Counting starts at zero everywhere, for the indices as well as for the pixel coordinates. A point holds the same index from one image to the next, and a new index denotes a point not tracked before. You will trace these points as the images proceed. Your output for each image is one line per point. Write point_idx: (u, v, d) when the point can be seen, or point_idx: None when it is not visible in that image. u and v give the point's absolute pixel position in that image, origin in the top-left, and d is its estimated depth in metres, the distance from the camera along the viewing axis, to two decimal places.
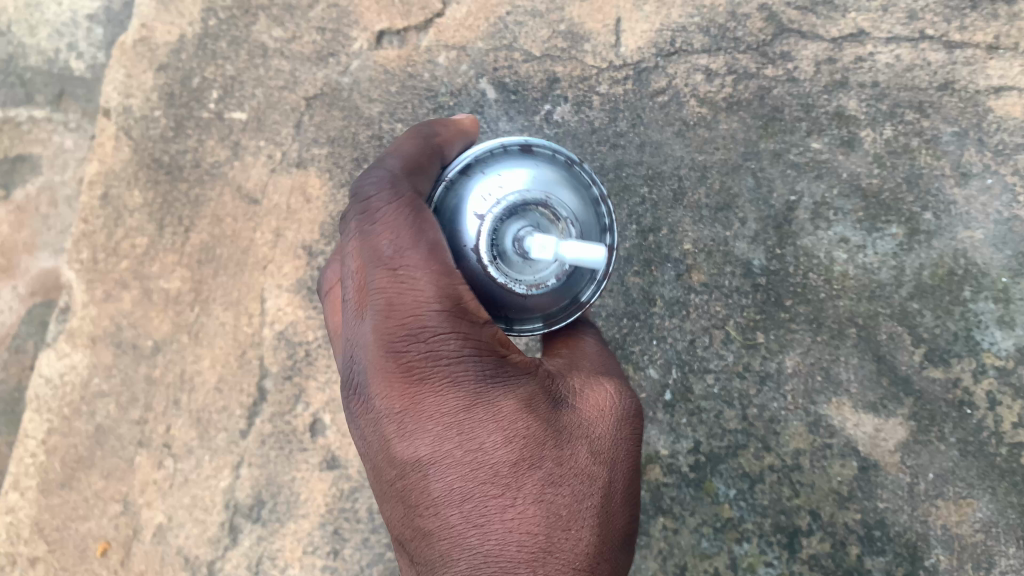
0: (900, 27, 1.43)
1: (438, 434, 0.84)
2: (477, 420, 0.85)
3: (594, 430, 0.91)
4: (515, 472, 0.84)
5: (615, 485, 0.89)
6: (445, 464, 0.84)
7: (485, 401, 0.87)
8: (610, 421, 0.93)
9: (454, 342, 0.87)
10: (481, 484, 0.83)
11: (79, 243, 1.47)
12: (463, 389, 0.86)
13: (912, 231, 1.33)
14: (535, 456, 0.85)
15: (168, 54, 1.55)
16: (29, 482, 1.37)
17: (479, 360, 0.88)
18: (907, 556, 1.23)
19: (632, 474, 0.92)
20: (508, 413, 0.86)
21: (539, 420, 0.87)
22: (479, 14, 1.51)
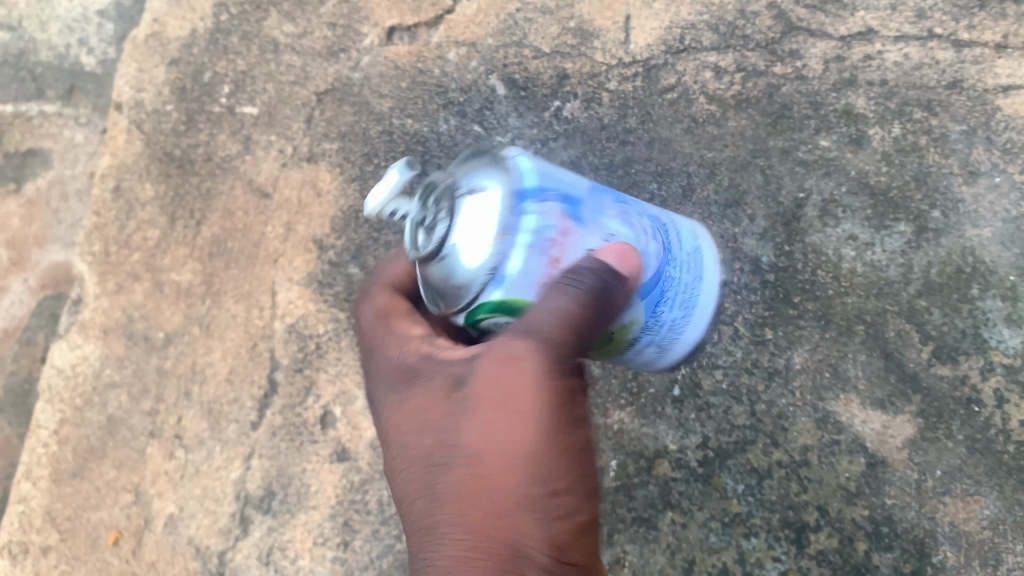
0: (908, 26, 1.45)
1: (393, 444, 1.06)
2: (408, 424, 1.03)
3: (488, 406, 0.95)
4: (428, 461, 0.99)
5: (509, 452, 0.94)
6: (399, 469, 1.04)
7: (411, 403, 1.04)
8: (502, 387, 0.95)
9: (384, 365, 1.12)
10: (414, 475, 1.01)
11: (91, 236, 1.49)
12: (389, 406, 1.07)
13: (920, 229, 1.34)
14: (441, 445, 0.98)
15: (180, 49, 1.57)
16: (42, 471, 1.38)
17: (409, 368, 1.07)
18: (914, 552, 1.21)
19: (536, 433, 0.94)
20: (425, 411, 1.02)
21: (438, 417, 0.99)
22: (489, 12, 1.53)
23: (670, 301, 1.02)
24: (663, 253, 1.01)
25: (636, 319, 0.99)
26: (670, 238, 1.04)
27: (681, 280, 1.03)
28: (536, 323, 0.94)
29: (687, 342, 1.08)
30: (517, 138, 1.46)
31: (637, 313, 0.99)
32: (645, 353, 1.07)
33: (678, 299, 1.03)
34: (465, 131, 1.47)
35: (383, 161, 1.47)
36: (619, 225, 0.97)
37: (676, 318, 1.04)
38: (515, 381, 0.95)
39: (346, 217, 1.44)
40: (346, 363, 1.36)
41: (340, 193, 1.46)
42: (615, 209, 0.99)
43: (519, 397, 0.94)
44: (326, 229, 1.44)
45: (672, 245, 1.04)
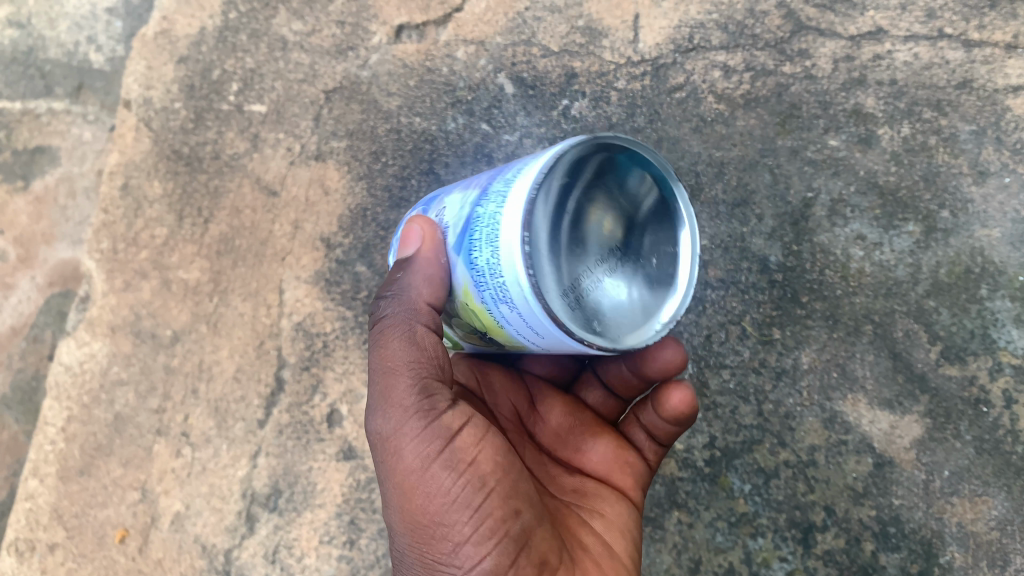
0: (919, 25, 1.44)
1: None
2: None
3: (380, 476, 0.97)
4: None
5: (399, 525, 0.95)
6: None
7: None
8: (379, 466, 0.98)
9: None
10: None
11: (99, 233, 1.49)
12: None
13: (929, 229, 1.33)
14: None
15: (189, 47, 1.57)
16: (49, 469, 1.38)
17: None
18: (922, 553, 1.21)
19: (402, 500, 0.94)
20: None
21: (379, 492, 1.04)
22: (498, 10, 1.53)
23: (476, 242, 0.81)
24: (477, 196, 0.86)
25: (463, 281, 0.86)
26: (500, 172, 0.87)
27: (486, 217, 0.80)
28: (378, 389, 0.98)
29: (515, 288, 0.75)
30: (525, 137, 1.46)
31: (460, 274, 0.86)
32: (509, 315, 0.79)
33: (484, 236, 0.80)
34: (472, 130, 1.47)
35: (391, 160, 1.47)
36: (448, 201, 0.97)
37: (489, 257, 0.78)
38: (380, 457, 0.97)
39: (354, 216, 1.44)
40: (353, 361, 1.37)
41: (348, 192, 1.46)
42: (458, 189, 0.96)
43: (387, 469, 0.95)
44: (334, 228, 1.44)
45: (498, 177, 0.85)
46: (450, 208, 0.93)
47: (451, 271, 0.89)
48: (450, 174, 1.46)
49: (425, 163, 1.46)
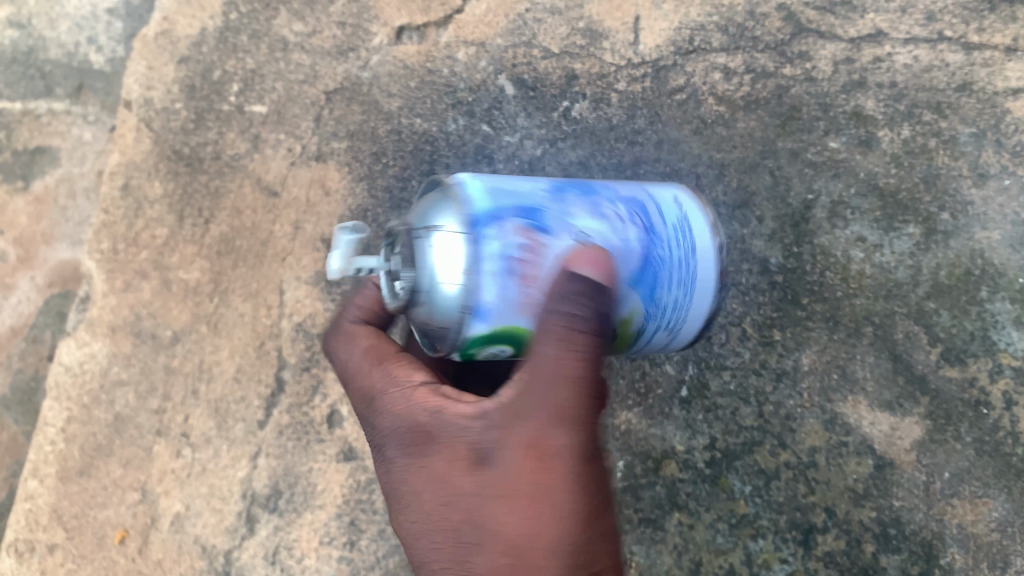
0: (919, 28, 1.44)
1: (400, 501, 1.05)
2: (418, 490, 1.02)
3: (521, 484, 0.95)
4: (455, 531, 0.99)
5: (523, 539, 0.95)
6: (410, 527, 1.03)
7: (421, 467, 1.02)
8: (530, 472, 0.94)
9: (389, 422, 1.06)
10: (433, 540, 1.01)
11: (100, 234, 1.49)
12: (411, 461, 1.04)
13: (929, 231, 1.33)
14: (462, 519, 0.98)
15: (190, 47, 1.58)
16: (48, 469, 1.38)
17: (411, 432, 1.03)
18: (922, 554, 1.21)
19: (558, 518, 0.94)
20: (441, 481, 1.00)
21: (463, 480, 0.98)
22: (498, 12, 1.53)
23: (669, 280, 1.09)
24: (647, 236, 1.07)
25: (633, 307, 1.06)
26: (652, 219, 1.09)
27: (673, 255, 1.10)
28: (568, 402, 0.94)
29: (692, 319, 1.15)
30: (526, 138, 1.46)
31: (632, 302, 1.06)
32: (658, 337, 1.14)
33: (675, 280, 1.09)
34: (473, 131, 1.47)
35: (391, 161, 1.47)
36: (588, 223, 1.04)
37: (678, 299, 1.10)
38: (543, 471, 0.94)
39: (355, 216, 1.44)
40: None
41: (348, 193, 1.46)
42: (584, 210, 1.05)
43: (544, 484, 0.94)
44: (334, 229, 1.44)
45: (654, 223, 1.09)
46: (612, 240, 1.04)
47: (622, 297, 1.05)
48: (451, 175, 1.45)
49: (425, 164, 1.46)
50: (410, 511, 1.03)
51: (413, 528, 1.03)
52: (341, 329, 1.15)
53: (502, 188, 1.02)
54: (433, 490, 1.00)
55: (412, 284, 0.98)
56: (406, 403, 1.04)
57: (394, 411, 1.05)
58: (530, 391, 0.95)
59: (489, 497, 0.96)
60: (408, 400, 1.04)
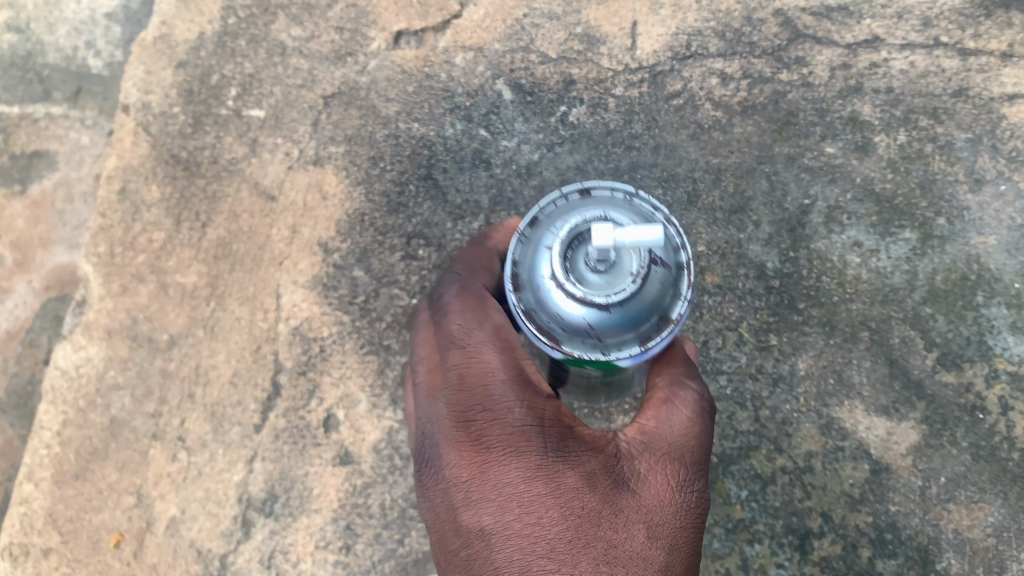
0: (915, 34, 1.46)
1: (501, 504, 0.84)
2: (536, 494, 0.84)
3: (658, 515, 0.87)
4: (576, 550, 0.80)
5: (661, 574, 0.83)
6: (507, 536, 0.82)
7: (542, 471, 0.86)
8: (671, 507, 0.88)
9: (518, 412, 0.90)
10: (541, 556, 0.80)
11: (96, 237, 1.48)
12: (527, 460, 0.86)
13: (925, 236, 1.33)
14: (589, 536, 0.82)
15: (188, 51, 1.58)
16: (43, 473, 1.37)
17: (543, 433, 0.88)
18: (918, 559, 1.21)
19: (688, 563, 0.86)
20: (568, 490, 0.85)
21: (599, 495, 0.85)
22: (496, 16, 1.54)
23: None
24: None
25: None
26: None
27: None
28: (700, 460, 0.95)
29: None
30: (523, 142, 1.46)
31: None
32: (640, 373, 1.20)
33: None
34: (470, 136, 1.47)
35: (389, 165, 1.47)
36: None
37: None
38: (683, 511, 0.89)
39: (351, 220, 1.44)
40: (349, 366, 1.36)
41: (345, 197, 1.46)
42: None
43: (682, 521, 0.88)
44: (332, 233, 1.44)
45: None
46: None
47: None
48: (448, 179, 1.45)
49: (423, 168, 1.46)
50: (516, 516, 0.83)
51: (513, 537, 0.81)
52: (467, 293, 1.02)
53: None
54: (559, 497, 0.84)
55: (611, 277, 0.85)
56: (538, 403, 0.91)
57: (521, 403, 0.90)
58: (668, 436, 0.95)
59: (629, 523, 0.84)
60: (539, 401, 0.92)
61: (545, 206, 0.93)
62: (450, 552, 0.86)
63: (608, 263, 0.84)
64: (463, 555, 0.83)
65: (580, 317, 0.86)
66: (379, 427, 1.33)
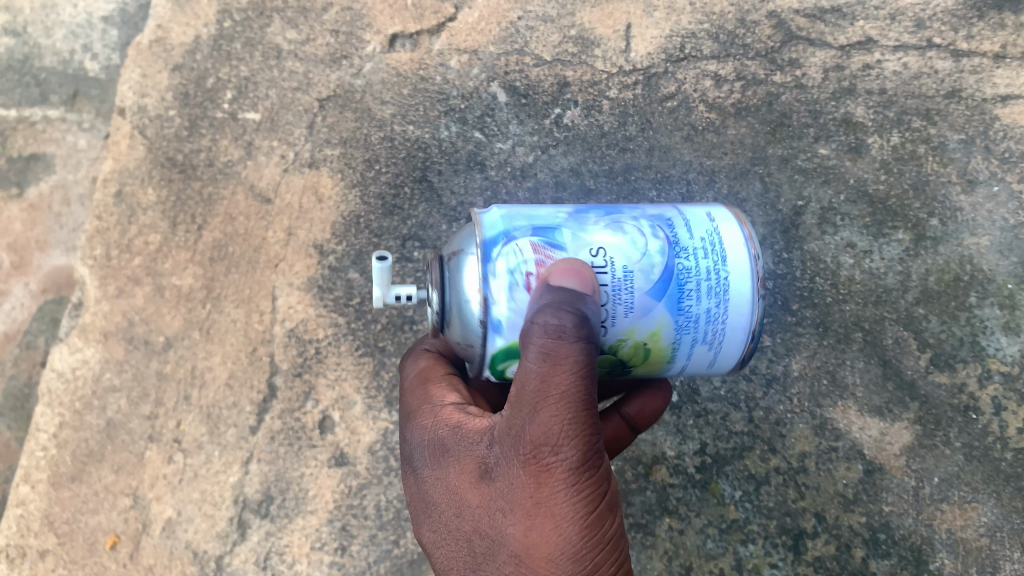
0: (908, 35, 1.47)
1: (421, 517, 1.07)
2: (434, 502, 1.04)
3: (512, 499, 0.93)
4: (465, 546, 0.99)
5: (523, 553, 0.92)
6: (428, 542, 1.05)
7: (438, 480, 1.04)
8: (522, 491, 0.92)
9: (419, 433, 1.10)
10: (448, 555, 1.01)
11: (93, 240, 1.49)
12: (427, 473, 1.06)
13: (918, 237, 1.34)
14: (467, 532, 0.99)
15: (184, 55, 1.59)
16: (40, 475, 1.38)
17: (433, 447, 1.06)
18: (912, 559, 1.20)
19: (550, 535, 0.90)
20: (452, 495, 1.01)
21: (470, 492, 0.99)
22: (491, 20, 1.55)
23: (696, 289, 0.98)
24: (668, 246, 1.00)
25: (660, 319, 0.98)
26: (676, 228, 1.03)
27: (701, 265, 1.00)
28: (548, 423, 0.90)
29: (740, 293, 1.00)
30: (518, 145, 1.46)
31: (658, 313, 0.98)
32: (698, 351, 1.02)
33: (704, 287, 0.99)
34: (465, 138, 1.48)
35: (384, 167, 1.47)
36: (600, 238, 1.01)
37: (711, 307, 0.99)
38: (533, 490, 0.91)
39: (347, 223, 1.44)
40: (344, 368, 1.37)
41: (341, 199, 1.46)
42: (601, 226, 1.03)
43: (538, 497, 0.91)
44: (327, 235, 1.44)
45: (681, 233, 1.02)
46: (622, 246, 1.00)
47: (645, 310, 0.98)
48: (443, 181, 1.45)
49: (418, 170, 1.47)
50: (430, 525, 1.05)
51: (429, 542, 1.05)
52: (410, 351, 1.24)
53: (524, 212, 1.04)
54: (449, 502, 1.02)
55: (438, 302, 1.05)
56: (437, 421, 1.08)
57: (425, 426, 1.10)
58: (521, 407, 0.93)
59: (492, 510, 0.96)
60: (440, 417, 1.08)
61: None
62: None
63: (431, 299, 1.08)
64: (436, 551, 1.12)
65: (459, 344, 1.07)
66: (374, 428, 1.34)
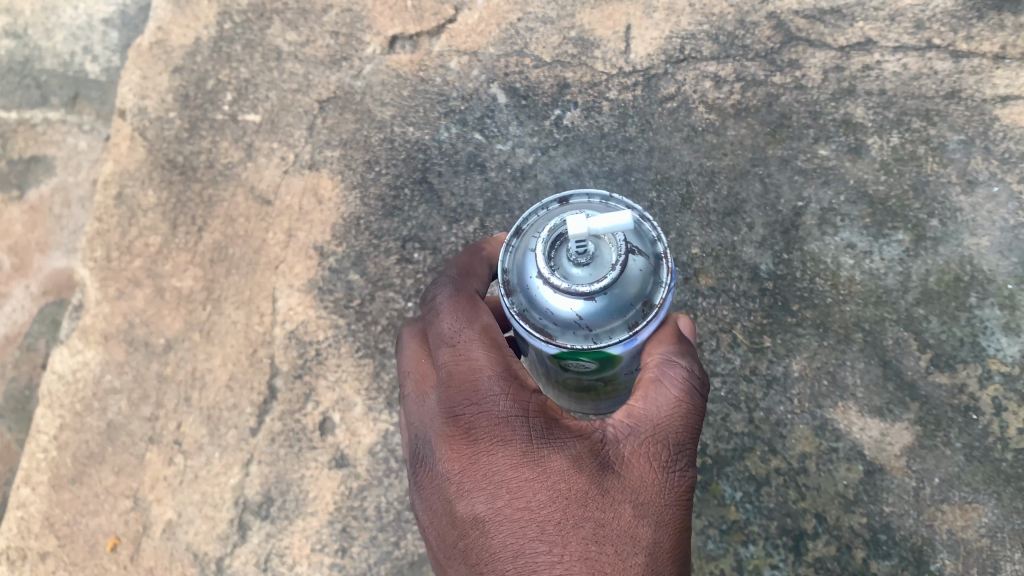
0: (907, 36, 1.47)
1: (492, 492, 0.83)
2: (524, 480, 0.83)
3: (644, 494, 0.85)
4: (564, 532, 0.80)
5: (653, 551, 0.82)
6: (499, 523, 0.81)
7: (534, 455, 0.85)
8: (658, 486, 0.86)
9: (504, 403, 0.87)
10: (532, 539, 0.80)
11: (93, 242, 1.49)
12: (514, 445, 0.85)
13: (918, 237, 1.34)
14: (578, 516, 0.81)
15: (184, 56, 1.59)
16: (40, 477, 1.38)
17: (528, 421, 0.87)
18: (912, 560, 1.20)
19: (679, 539, 0.84)
20: (557, 473, 0.83)
21: (587, 476, 0.84)
22: (490, 21, 1.55)
23: None
24: None
25: None
26: None
27: None
28: (684, 444, 0.91)
29: None
30: (518, 146, 1.46)
31: None
32: None
33: None
34: (465, 139, 1.48)
35: (384, 169, 1.48)
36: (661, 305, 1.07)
37: None
38: (671, 490, 0.86)
39: (347, 224, 1.45)
40: (345, 369, 1.36)
41: (341, 201, 1.46)
42: None
43: (669, 498, 0.86)
44: (327, 237, 1.44)
45: None
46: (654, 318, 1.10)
47: None
48: (442, 182, 1.45)
49: (418, 171, 1.47)
50: (507, 502, 0.82)
51: (502, 522, 0.81)
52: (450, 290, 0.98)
53: None
54: (548, 481, 0.83)
55: (592, 267, 0.82)
56: (524, 392, 0.89)
57: (515, 396, 0.88)
58: (661, 414, 0.91)
59: (618, 500, 0.83)
60: (526, 390, 0.90)
61: (527, 217, 0.93)
62: (449, 545, 0.85)
63: (587, 254, 0.81)
64: (461, 545, 0.83)
65: (568, 307, 0.83)
66: (374, 430, 1.33)
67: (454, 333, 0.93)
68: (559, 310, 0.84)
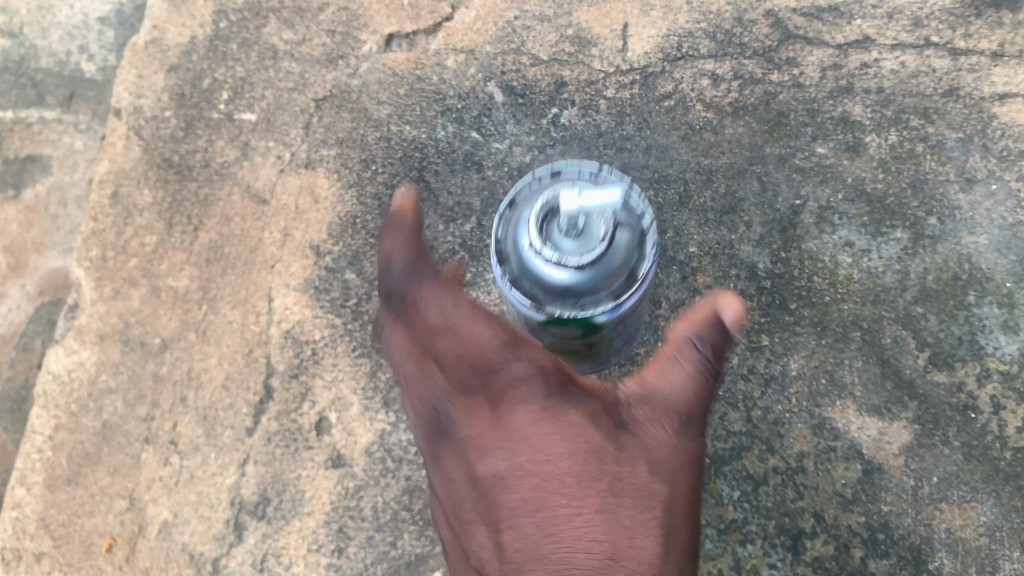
0: (905, 34, 1.46)
1: (511, 448, 0.83)
2: (543, 435, 0.83)
3: (659, 453, 0.86)
4: (582, 484, 0.80)
5: (668, 507, 0.82)
6: (517, 478, 0.81)
7: (551, 413, 0.84)
8: (672, 447, 0.86)
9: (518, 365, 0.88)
10: (551, 493, 0.80)
11: (89, 242, 1.48)
12: (532, 403, 0.85)
13: (916, 235, 1.34)
14: (597, 470, 0.81)
15: (180, 55, 1.59)
16: (36, 477, 1.37)
17: (545, 378, 0.87)
18: (910, 559, 1.20)
19: (691, 499, 0.85)
20: (575, 427, 0.83)
21: (604, 434, 0.84)
22: (488, 19, 1.55)
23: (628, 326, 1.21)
24: None
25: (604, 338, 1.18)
26: None
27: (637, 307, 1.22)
28: (701, 412, 0.90)
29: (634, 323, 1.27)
30: (515, 145, 1.46)
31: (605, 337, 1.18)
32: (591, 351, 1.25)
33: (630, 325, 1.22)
34: (462, 138, 1.47)
35: (381, 168, 1.47)
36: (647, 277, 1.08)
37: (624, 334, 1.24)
38: (684, 453, 0.87)
39: (343, 223, 1.44)
40: (341, 369, 1.36)
41: (337, 200, 1.46)
42: None
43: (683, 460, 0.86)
44: (324, 236, 1.44)
45: None
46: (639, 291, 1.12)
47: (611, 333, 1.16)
48: (439, 181, 1.45)
49: (415, 170, 1.46)
50: (526, 458, 0.82)
51: (519, 478, 0.81)
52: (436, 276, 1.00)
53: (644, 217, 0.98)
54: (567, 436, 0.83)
55: (582, 242, 0.82)
56: (536, 356, 0.89)
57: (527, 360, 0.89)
58: (679, 390, 0.89)
59: (633, 457, 0.84)
60: (538, 354, 0.89)
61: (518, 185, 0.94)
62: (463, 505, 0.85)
63: (578, 228, 0.82)
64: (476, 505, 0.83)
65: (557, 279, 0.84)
66: (370, 430, 1.33)
67: (454, 312, 0.94)
68: (548, 280, 0.86)
